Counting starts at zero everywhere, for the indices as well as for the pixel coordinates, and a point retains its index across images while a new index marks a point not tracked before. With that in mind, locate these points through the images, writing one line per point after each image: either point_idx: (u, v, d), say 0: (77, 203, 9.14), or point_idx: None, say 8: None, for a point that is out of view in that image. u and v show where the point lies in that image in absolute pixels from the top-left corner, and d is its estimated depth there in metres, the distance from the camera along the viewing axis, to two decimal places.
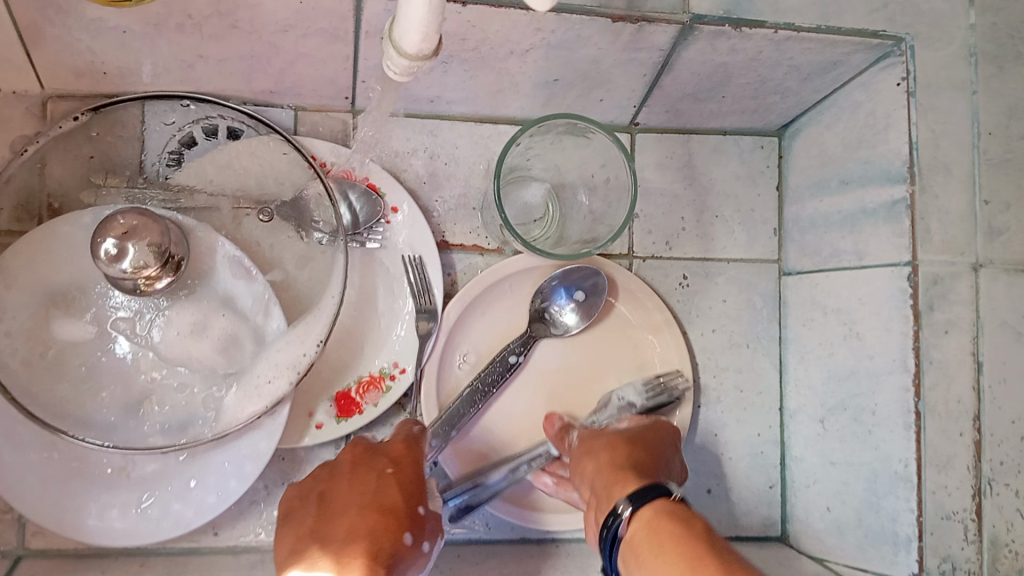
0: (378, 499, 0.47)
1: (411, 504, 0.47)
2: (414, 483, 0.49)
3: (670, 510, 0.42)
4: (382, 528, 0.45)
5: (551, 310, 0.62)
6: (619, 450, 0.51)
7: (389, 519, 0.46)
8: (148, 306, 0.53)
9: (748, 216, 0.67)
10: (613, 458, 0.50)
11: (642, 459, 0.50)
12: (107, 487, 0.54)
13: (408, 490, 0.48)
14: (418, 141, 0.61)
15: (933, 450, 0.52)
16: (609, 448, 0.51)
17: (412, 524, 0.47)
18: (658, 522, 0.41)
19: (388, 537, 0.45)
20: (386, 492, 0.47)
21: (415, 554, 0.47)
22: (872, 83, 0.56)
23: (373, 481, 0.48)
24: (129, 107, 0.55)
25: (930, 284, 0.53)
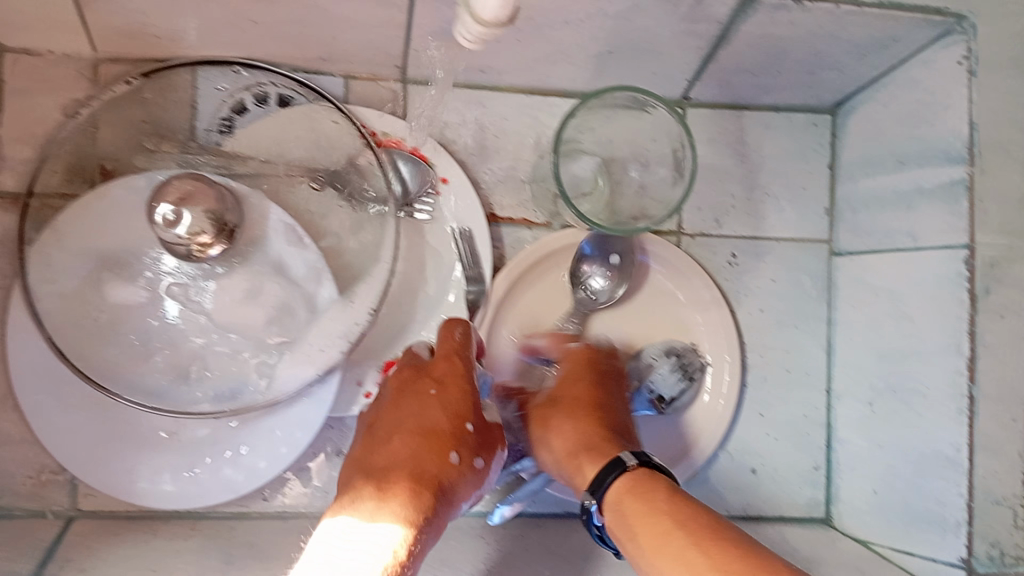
0: (420, 423, 0.50)
1: (455, 423, 0.50)
2: (456, 401, 0.51)
3: (630, 488, 0.47)
4: (422, 451, 0.49)
5: (584, 273, 0.61)
6: (570, 423, 0.54)
7: (434, 442, 0.49)
8: (202, 272, 0.54)
9: (798, 194, 0.66)
10: (567, 437, 0.54)
11: (592, 423, 0.54)
12: (157, 452, 0.54)
13: (453, 409, 0.51)
14: (468, 112, 0.61)
15: (985, 435, 0.51)
16: (563, 424, 0.54)
17: (459, 442, 0.50)
18: (623, 503, 0.47)
19: (432, 458, 0.48)
20: (429, 416, 0.51)
21: (469, 471, 0.50)
22: (931, 60, 0.55)
23: (417, 405, 0.51)
24: (181, 72, 0.55)
25: (987, 267, 0.52)
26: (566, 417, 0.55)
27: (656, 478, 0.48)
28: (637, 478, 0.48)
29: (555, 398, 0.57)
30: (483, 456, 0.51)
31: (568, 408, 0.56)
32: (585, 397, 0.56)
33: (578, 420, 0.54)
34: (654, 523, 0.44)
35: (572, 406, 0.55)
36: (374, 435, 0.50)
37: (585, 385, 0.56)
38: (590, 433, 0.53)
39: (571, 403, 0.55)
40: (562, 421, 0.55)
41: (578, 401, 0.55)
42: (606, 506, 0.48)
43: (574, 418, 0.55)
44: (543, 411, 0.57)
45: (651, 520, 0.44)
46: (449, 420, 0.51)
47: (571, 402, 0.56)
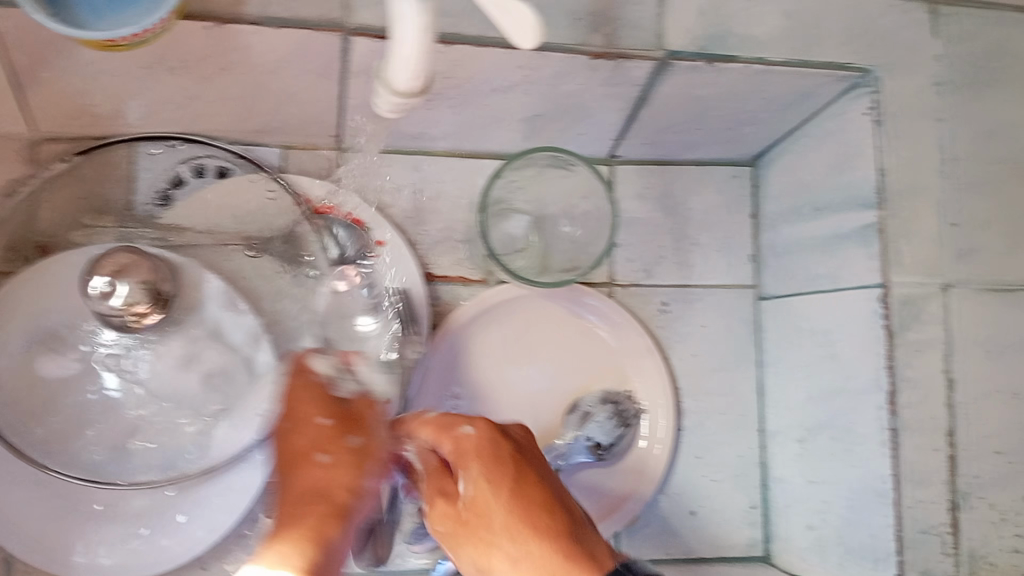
0: (286, 453, 0.48)
1: (312, 430, 0.48)
2: (305, 411, 0.50)
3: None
4: (306, 479, 0.46)
5: (549, 308, 0.64)
6: (539, 551, 0.43)
7: (300, 462, 0.47)
8: (136, 341, 0.54)
9: (726, 242, 0.69)
10: (537, 565, 0.43)
11: (535, 517, 0.44)
12: (97, 523, 0.54)
13: (300, 421, 0.49)
14: (403, 176, 0.63)
15: (909, 466, 0.53)
16: (508, 545, 0.44)
17: (330, 445, 0.48)
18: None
19: (305, 472, 0.46)
20: (297, 447, 0.48)
21: (351, 458, 0.47)
22: (841, 112, 0.59)
23: (283, 443, 0.49)
24: (118, 149, 0.57)
25: (903, 304, 0.54)
26: (508, 535, 0.44)
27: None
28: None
29: (480, 520, 0.44)
30: (354, 434, 0.49)
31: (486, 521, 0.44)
32: (506, 470, 0.46)
33: (542, 541, 0.43)
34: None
35: (490, 504, 0.44)
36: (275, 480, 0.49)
37: (493, 468, 0.45)
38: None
39: (485, 503, 0.45)
40: (519, 536, 0.43)
41: (489, 493, 0.45)
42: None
43: (518, 538, 0.43)
44: (477, 526, 0.45)
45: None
46: (307, 438, 0.48)
47: (484, 500, 0.45)
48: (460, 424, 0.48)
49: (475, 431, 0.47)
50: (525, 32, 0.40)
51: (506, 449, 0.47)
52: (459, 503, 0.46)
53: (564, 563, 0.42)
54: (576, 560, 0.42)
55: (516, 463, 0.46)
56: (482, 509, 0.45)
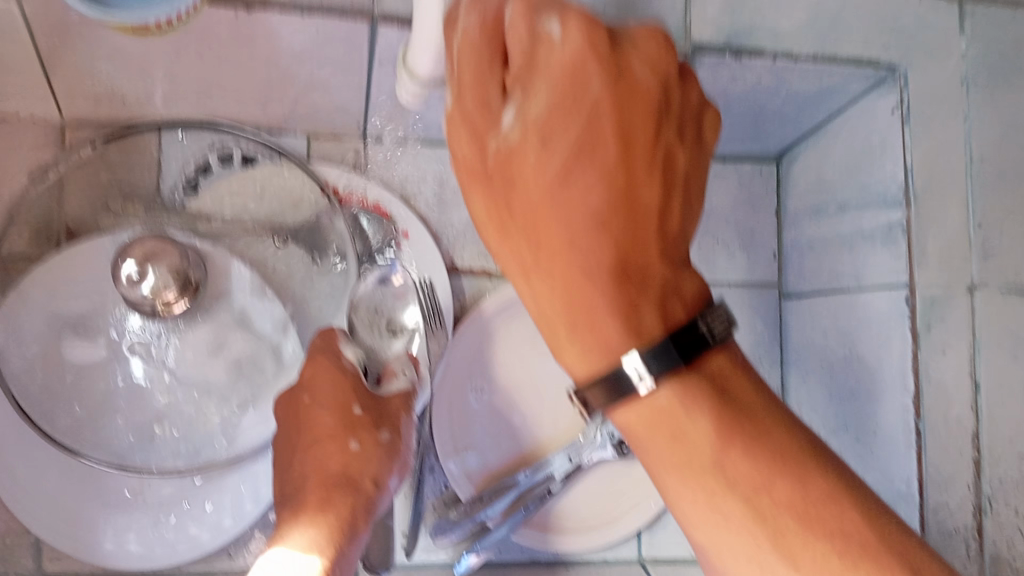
0: (314, 433, 0.52)
1: (343, 417, 0.52)
2: (337, 393, 0.53)
3: (685, 401, 0.37)
4: (335, 462, 0.51)
5: None
6: (564, 250, 0.37)
7: (328, 444, 0.52)
8: (166, 328, 0.54)
9: (749, 239, 0.69)
10: (569, 250, 0.36)
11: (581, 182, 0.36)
12: (123, 510, 0.55)
13: (333, 403, 0.52)
14: (429, 168, 0.63)
15: (934, 469, 0.53)
16: (541, 183, 0.36)
17: (356, 432, 0.52)
18: (660, 416, 0.37)
19: (334, 457, 0.51)
20: (323, 429, 0.52)
21: (375, 450, 0.52)
22: (869, 109, 0.58)
23: (304, 416, 0.52)
24: (147, 135, 0.57)
25: (928, 305, 0.54)
26: (548, 178, 0.36)
27: (735, 431, 0.37)
28: (696, 386, 0.37)
29: (534, 86, 0.36)
30: (384, 428, 0.53)
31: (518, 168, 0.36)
32: (595, 153, 0.36)
33: (585, 228, 0.36)
34: (697, 472, 0.37)
35: (544, 160, 0.36)
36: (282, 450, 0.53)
37: (566, 119, 0.36)
38: (602, 308, 0.36)
39: (529, 144, 0.36)
40: (554, 145, 0.36)
41: (560, 153, 0.36)
42: (613, 406, 0.38)
43: (559, 122, 0.36)
44: (501, 166, 0.37)
45: (692, 466, 0.37)
46: (335, 417, 0.52)
47: (526, 149, 0.36)
48: (549, 16, 0.36)
49: (564, 43, 0.35)
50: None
51: (588, 87, 0.36)
52: (491, 141, 0.37)
53: (592, 261, 0.36)
54: (607, 276, 0.36)
55: (617, 137, 0.37)
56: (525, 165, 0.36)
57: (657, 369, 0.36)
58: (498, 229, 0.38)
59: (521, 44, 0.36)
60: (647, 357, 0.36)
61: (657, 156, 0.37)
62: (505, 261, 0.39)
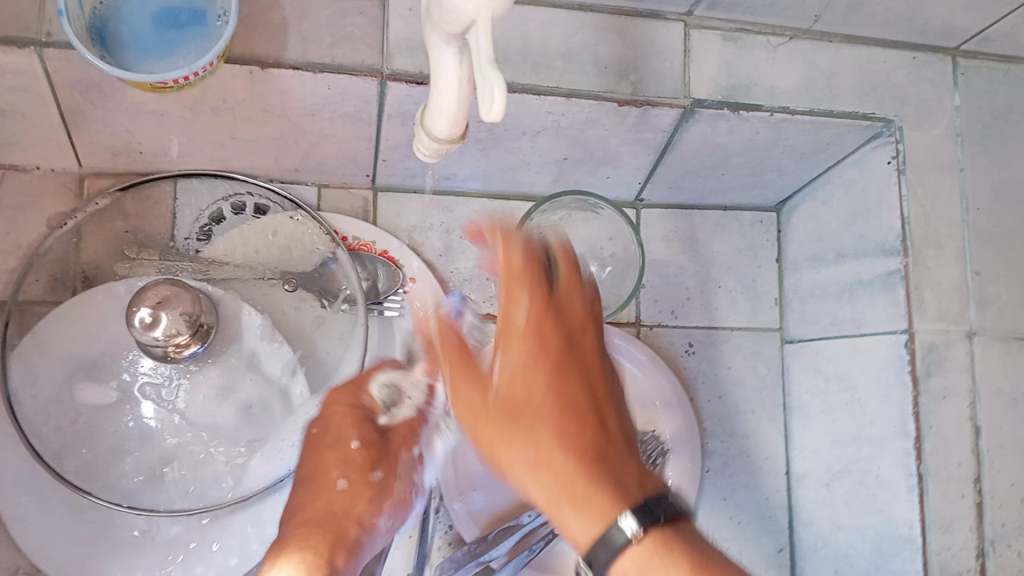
0: (313, 468, 0.51)
1: (341, 451, 0.51)
2: (339, 429, 0.52)
3: (657, 548, 0.39)
4: (328, 497, 0.50)
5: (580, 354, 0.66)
6: (556, 452, 0.41)
7: (317, 480, 0.51)
8: (176, 371, 0.55)
9: (750, 286, 0.71)
10: (552, 460, 0.41)
11: (568, 418, 0.41)
12: (130, 551, 0.55)
13: (336, 435, 0.51)
14: (435, 216, 0.65)
15: (936, 512, 0.53)
16: (540, 423, 0.41)
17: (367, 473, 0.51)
18: (643, 564, 0.39)
19: (328, 490, 0.50)
20: (331, 468, 0.51)
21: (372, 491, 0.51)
22: (864, 161, 0.60)
23: (311, 449, 0.52)
24: (162, 184, 0.59)
25: (927, 351, 0.55)
26: (550, 421, 0.41)
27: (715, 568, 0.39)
28: (664, 532, 0.39)
29: (511, 350, 0.42)
30: (378, 468, 0.52)
31: (522, 408, 0.42)
32: (564, 388, 0.42)
33: (564, 433, 0.41)
34: None
35: (531, 395, 0.42)
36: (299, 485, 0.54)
37: (534, 373, 0.42)
38: (597, 489, 0.40)
39: (526, 389, 0.42)
40: (540, 392, 0.42)
41: (539, 381, 0.42)
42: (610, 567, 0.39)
43: (542, 378, 0.42)
44: (504, 413, 0.42)
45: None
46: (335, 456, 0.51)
47: (523, 385, 0.42)
48: (516, 297, 0.43)
49: (527, 317, 0.42)
50: (492, 102, 0.34)
51: (578, 341, 0.43)
52: (490, 393, 0.43)
53: (568, 456, 0.40)
54: (592, 452, 0.41)
55: (578, 413, 0.41)
56: (523, 393, 0.42)
57: (642, 519, 0.39)
58: (488, 446, 0.43)
59: (500, 317, 0.43)
60: (636, 515, 0.39)
61: (608, 394, 0.43)
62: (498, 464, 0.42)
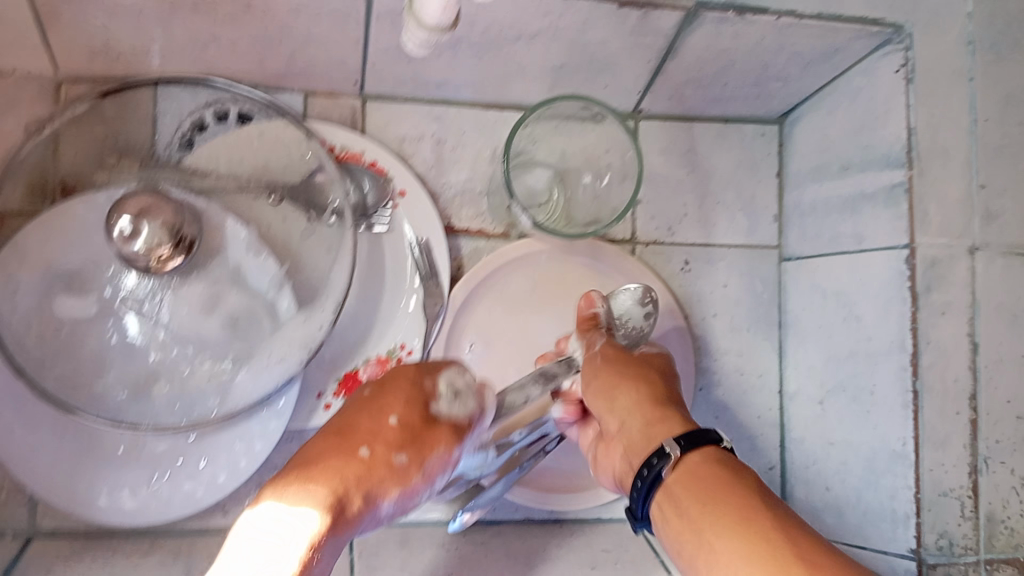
0: (340, 423, 0.45)
1: (392, 426, 0.44)
2: (401, 400, 0.46)
3: (716, 460, 0.43)
4: (345, 462, 0.42)
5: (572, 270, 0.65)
6: (649, 394, 0.49)
7: (345, 438, 0.44)
8: (159, 284, 0.52)
9: (749, 203, 0.69)
10: (640, 398, 0.49)
11: (664, 395, 0.49)
12: (117, 468, 0.56)
13: (404, 404, 0.46)
14: (426, 126, 0.63)
15: (931, 428, 0.53)
16: (642, 384, 0.50)
17: (405, 445, 0.44)
18: (697, 471, 0.43)
19: (346, 461, 0.42)
20: (368, 418, 0.45)
21: (396, 477, 0.43)
22: (872, 69, 0.57)
23: (360, 406, 0.46)
24: (141, 90, 0.56)
25: (929, 266, 0.54)
26: (650, 388, 0.50)
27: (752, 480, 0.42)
28: (725, 459, 0.43)
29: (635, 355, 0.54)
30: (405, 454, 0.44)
31: (638, 370, 0.51)
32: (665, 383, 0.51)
33: (656, 386, 0.50)
34: (720, 498, 0.40)
35: (643, 370, 0.51)
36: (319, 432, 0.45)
37: (650, 363, 0.53)
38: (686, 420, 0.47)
39: (638, 366, 0.52)
40: (654, 382, 0.50)
41: (648, 375, 0.51)
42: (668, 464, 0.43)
43: (652, 375, 0.51)
44: (617, 364, 0.52)
45: (729, 487, 0.41)
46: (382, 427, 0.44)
47: (635, 364, 0.52)
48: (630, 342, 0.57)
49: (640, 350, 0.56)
50: None
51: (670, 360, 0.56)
52: (617, 356, 0.53)
53: (662, 409, 0.48)
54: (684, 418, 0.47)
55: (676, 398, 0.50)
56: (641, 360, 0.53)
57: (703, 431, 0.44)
58: (595, 393, 0.51)
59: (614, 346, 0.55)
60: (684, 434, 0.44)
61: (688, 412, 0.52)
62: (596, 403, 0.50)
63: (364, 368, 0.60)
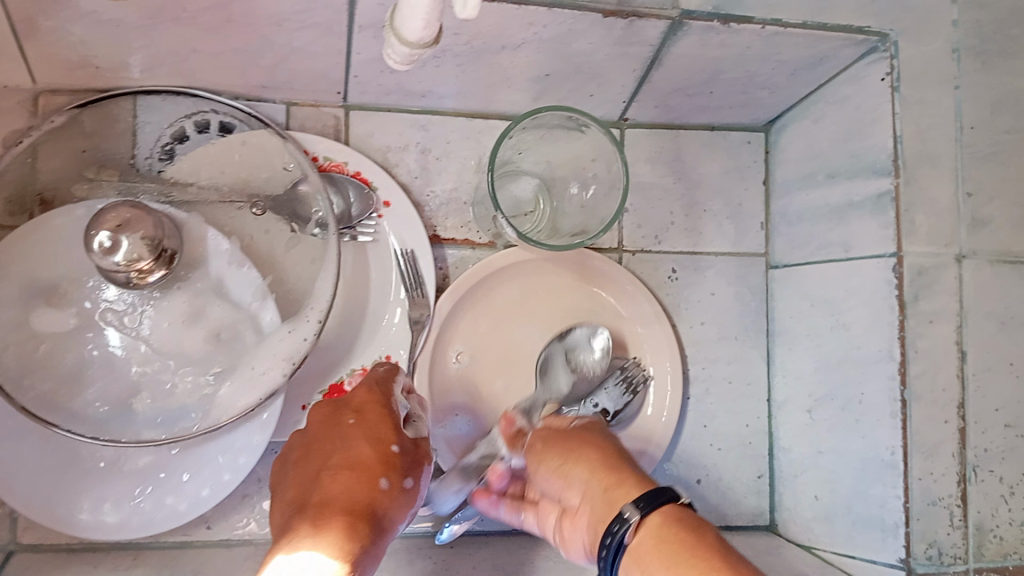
0: (346, 455, 0.46)
1: (379, 449, 0.47)
2: (376, 428, 0.48)
3: (677, 518, 0.41)
4: (360, 482, 0.44)
5: (559, 273, 0.65)
6: (600, 459, 0.47)
7: (361, 470, 0.45)
8: (140, 298, 0.53)
9: (736, 210, 0.69)
10: (588, 468, 0.47)
11: (611, 456, 0.48)
12: (99, 481, 0.55)
13: (374, 435, 0.48)
14: (411, 136, 0.63)
15: (919, 437, 0.52)
16: (582, 450, 0.48)
17: (387, 470, 0.46)
18: (661, 535, 0.40)
19: (364, 486, 0.44)
20: (358, 443, 0.47)
21: (400, 495, 0.46)
22: (858, 77, 0.57)
23: (341, 436, 0.48)
24: (122, 102, 0.56)
25: (916, 274, 0.53)
26: (593, 450, 0.48)
27: (711, 532, 0.40)
28: (685, 516, 0.41)
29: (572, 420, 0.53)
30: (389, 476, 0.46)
31: (576, 435, 0.50)
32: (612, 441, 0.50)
33: (603, 446, 0.49)
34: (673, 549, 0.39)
35: (583, 431, 0.51)
36: (300, 465, 0.47)
37: (590, 424, 0.52)
38: (635, 475, 0.45)
39: (580, 431, 0.51)
40: (598, 442, 0.49)
41: (587, 435, 0.50)
42: (634, 527, 0.41)
43: (592, 436, 0.50)
44: (562, 434, 0.51)
45: (687, 535, 0.39)
46: (373, 448, 0.47)
47: (577, 431, 0.51)
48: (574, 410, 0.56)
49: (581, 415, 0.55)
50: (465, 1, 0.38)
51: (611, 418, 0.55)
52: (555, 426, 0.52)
53: (613, 468, 0.46)
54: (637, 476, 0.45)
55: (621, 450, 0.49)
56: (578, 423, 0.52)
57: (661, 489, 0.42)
58: (547, 473, 0.49)
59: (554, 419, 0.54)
60: (645, 496, 0.42)
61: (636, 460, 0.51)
62: (536, 479, 0.50)
63: (348, 379, 0.60)
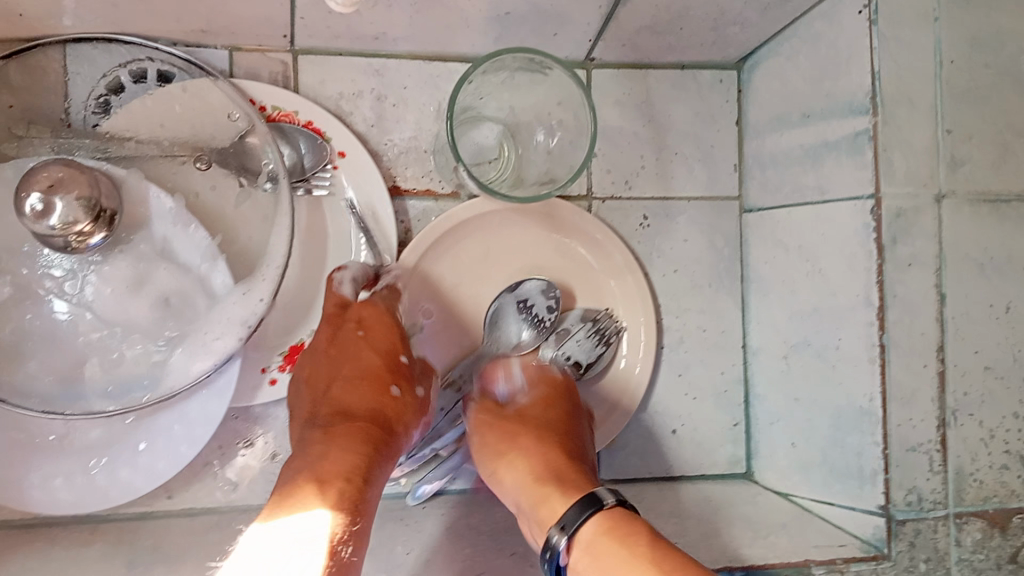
0: (358, 367, 0.54)
1: (388, 360, 0.55)
2: (385, 339, 0.55)
3: (604, 525, 0.45)
4: (374, 395, 0.53)
5: (527, 224, 0.62)
6: (530, 463, 0.53)
7: (373, 381, 0.54)
8: (81, 262, 0.50)
9: (708, 153, 0.66)
10: (519, 469, 0.54)
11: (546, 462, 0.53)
12: (49, 456, 0.52)
13: (382, 347, 0.55)
14: (365, 82, 0.59)
15: (898, 384, 0.51)
16: (516, 451, 0.55)
17: (395, 378, 0.55)
18: (592, 547, 0.45)
19: (377, 395, 0.53)
20: (367, 355, 0.55)
21: (411, 400, 0.55)
22: (834, 11, 0.54)
23: (353, 348, 0.55)
24: (49, 51, 0.51)
25: (894, 216, 0.51)
26: (528, 456, 0.54)
27: (635, 524, 0.45)
28: (614, 515, 0.46)
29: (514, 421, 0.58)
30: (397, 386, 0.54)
31: (513, 429, 0.57)
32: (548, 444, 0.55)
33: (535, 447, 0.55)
34: (604, 556, 0.44)
35: (520, 437, 0.56)
36: (319, 374, 0.54)
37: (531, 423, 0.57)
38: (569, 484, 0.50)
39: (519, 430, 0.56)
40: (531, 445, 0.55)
41: (525, 442, 0.55)
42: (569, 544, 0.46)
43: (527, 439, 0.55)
44: (499, 428, 0.57)
45: (615, 536, 0.44)
46: (381, 360, 0.55)
47: (516, 430, 0.56)
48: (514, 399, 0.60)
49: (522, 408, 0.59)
50: None
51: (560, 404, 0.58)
52: (497, 427, 0.57)
53: (546, 476, 0.52)
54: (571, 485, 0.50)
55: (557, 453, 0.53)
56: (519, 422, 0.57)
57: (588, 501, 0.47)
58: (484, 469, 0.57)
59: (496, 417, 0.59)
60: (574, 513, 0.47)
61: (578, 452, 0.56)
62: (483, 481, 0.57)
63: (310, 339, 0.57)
